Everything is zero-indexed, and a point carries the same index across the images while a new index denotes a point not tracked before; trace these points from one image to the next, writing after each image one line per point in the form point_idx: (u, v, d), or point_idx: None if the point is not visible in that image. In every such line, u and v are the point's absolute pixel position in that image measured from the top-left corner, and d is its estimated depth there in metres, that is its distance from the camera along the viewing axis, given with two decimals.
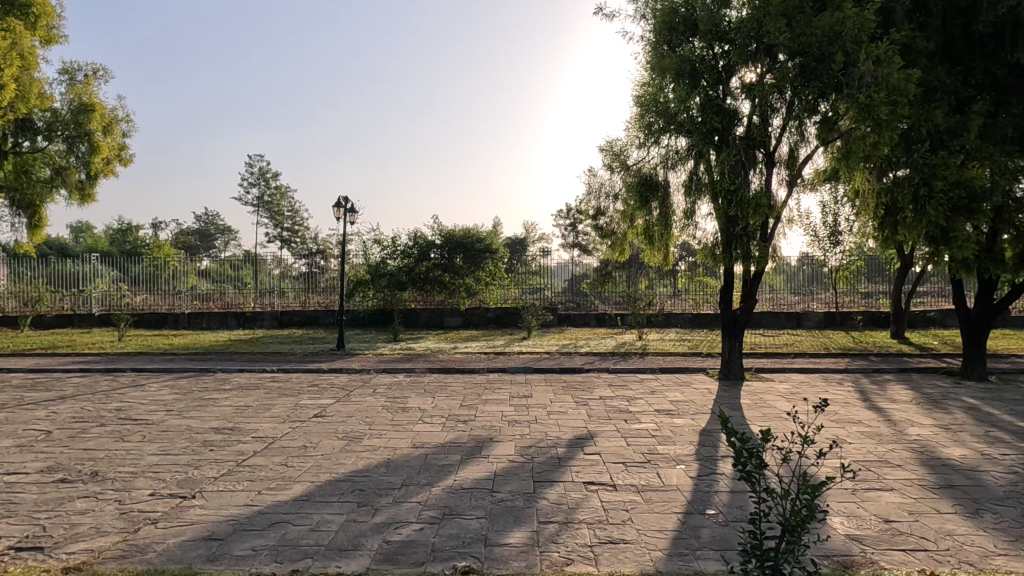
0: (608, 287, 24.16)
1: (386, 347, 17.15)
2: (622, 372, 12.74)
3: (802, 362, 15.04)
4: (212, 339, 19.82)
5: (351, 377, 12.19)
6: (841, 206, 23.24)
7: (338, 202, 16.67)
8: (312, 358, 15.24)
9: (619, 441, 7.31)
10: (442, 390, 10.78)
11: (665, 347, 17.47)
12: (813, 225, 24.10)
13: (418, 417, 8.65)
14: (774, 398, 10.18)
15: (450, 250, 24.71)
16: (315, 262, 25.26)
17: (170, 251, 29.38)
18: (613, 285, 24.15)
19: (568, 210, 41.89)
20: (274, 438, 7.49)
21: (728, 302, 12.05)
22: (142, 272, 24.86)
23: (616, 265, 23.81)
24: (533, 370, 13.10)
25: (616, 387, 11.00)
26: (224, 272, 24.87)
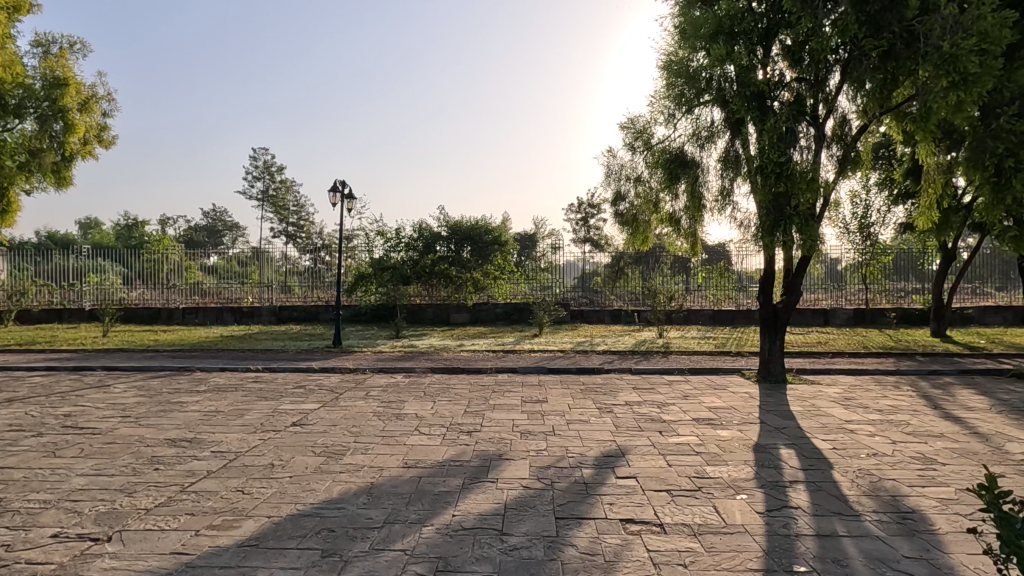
0: (621, 285, 22.81)
1: (382, 346, 15.71)
2: (646, 374, 11.41)
3: (844, 362, 13.61)
4: (205, 336, 18.57)
5: (344, 377, 10.89)
6: (873, 195, 21.74)
7: (334, 185, 15.37)
8: (305, 356, 13.99)
9: (656, 460, 5.97)
10: (444, 393, 9.47)
11: (688, 345, 16.08)
12: (842, 217, 22.59)
13: (415, 426, 7.33)
14: (829, 405, 8.78)
15: (457, 241, 23.53)
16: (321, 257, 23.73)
17: (170, 241, 27.91)
18: (627, 280, 22.76)
19: (580, 204, 40.50)
20: (237, 454, 6.18)
21: (768, 295, 10.72)
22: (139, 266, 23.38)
23: (629, 259, 22.48)
24: (546, 370, 11.79)
25: (643, 391, 9.66)
26: (229, 269, 23.46)
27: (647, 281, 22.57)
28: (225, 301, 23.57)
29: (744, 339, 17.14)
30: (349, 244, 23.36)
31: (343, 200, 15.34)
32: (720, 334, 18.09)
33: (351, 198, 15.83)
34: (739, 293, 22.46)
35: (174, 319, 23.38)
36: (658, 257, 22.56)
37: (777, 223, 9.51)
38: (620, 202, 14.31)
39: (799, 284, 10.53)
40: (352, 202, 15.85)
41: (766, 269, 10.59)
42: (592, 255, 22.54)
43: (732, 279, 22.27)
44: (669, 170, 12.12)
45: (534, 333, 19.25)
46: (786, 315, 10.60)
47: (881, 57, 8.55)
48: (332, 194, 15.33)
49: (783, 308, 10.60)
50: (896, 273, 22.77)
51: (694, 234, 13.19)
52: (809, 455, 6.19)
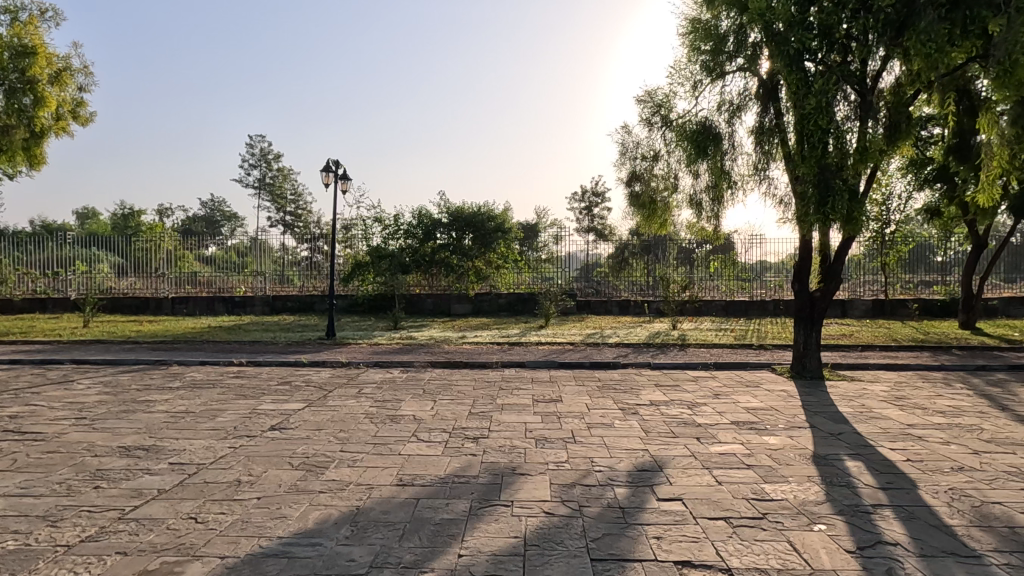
0: (624, 275, 21.77)
1: (378, 338, 14.64)
2: (667, 369, 10.40)
3: (877, 356, 12.56)
4: (194, 326, 17.55)
5: (335, 372, 9.89)
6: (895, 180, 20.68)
7: (327, 164, 14.35)
8: (295, 349, 12.96)
9: (702, 478, 4.94)
10: (445, 391, 8.45)
11: (705, 337, 15.12)
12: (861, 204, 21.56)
13: (411, 432, 6.31)
14: (881, 405, 7.75)
15: (458, 229, 22.36)
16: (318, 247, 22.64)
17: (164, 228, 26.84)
18: (633, 270, 21.71)
19: (585, 192, 39.41)
20: (201, 467, 5.17)
21: (803, 282, 9.68)
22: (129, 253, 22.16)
23: (635, 249, 21.50)
24: (557, 365, 10.78)
25: (668, 389, 8.63)
26: (226, 260, 22.39)
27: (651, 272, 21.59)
28: (216, 290, 22.53)
29: (763, 332, 16.15)
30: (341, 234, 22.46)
31: (336, 180, 14.33)
32: (737, 327, 17.09)
33: (345, 179, 14.81)
34: (753, 283, 21.38)
35: (164, 309, 22.37)
36: (664, 248, 21.32)
37: (825, 198, 8.14)
38: (637, 182, 13.10)
39: (839, 270, 9.50)
40: (346, 183, 14.83)
41: (803, 254, 9.55)
42: (595, 246, 21.47)
43: (744, 267, 21.19)
44: (694, 144, 11.02)
45: (540, 324, 18.23)
46: (824, 305, 9.58)
47: (947, 9, 7.53)
48: (324, 174, 14.31)
49: (822, 297, 9.57)
50: (914, 263, 21.73)
51: (718, 216, 12.12)
52: (883, 469, 5.17)
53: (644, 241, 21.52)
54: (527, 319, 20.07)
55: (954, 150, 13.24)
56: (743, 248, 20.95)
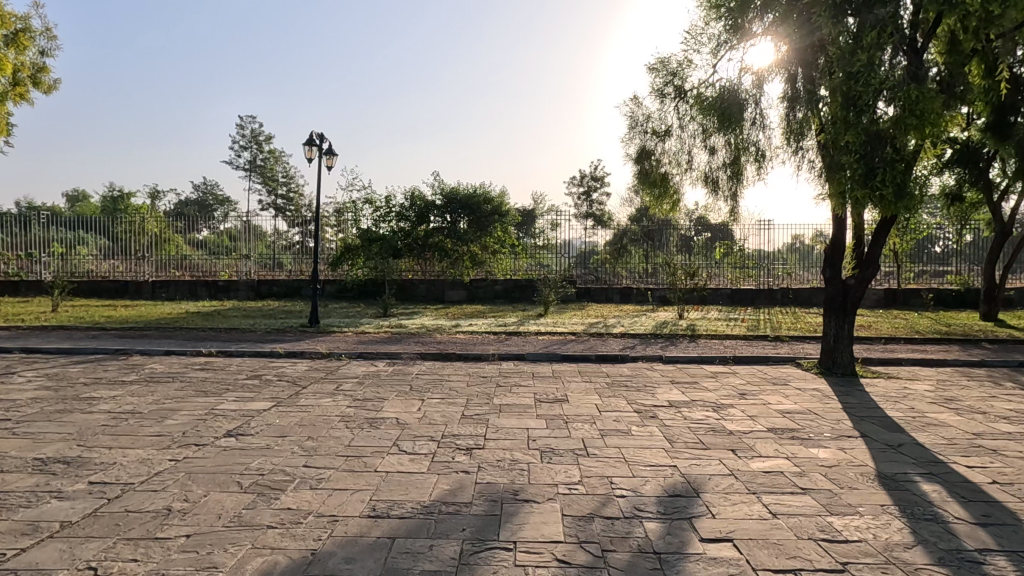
0: (623, 263, 20.82)
1: (364, 326, 13.58)
2: (681, 363, 9.42)
3: (904, 350, 11.60)
4: (172, 311, 16.49)
5: (313, 365, 8.88)
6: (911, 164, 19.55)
7: (309, 137, 13.24)
8: (274, 337, 11.93)
9: (752, 508, 3.94)
10: (435, 388, 7.46)
11: (716, 327, 14.19)
12: None
13: (392, 441, 5.30)
14: (932, 408, 6.78)
15: (452, 212, 21.27)
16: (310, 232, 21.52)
17: (149, 208, 25.75)
18: (630, 258, 20.77)
19: (583, 177, 38.30)
20: (127, 488, 4.14)
21: (835, 268, 8.69)
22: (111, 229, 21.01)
23: (632, 236, 20.36)
24: (560, 357, 9.79)
25: (687, 388, 7.64)
26: (218, 245, 21.26)
27: (647, 260, 20.67)
28: (199, 274, 21.42)
29: (780, 323, 15.13)
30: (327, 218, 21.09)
31: (319, 154, 13.25)
32: (747, 317, 16.13)
33: (330, 154, 13.74)
34: (760, 271, 20.41)
35: (144, 293, 21.27)
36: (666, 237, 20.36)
37: (874, 171, 6.83)
38: (646, 159, 12.03)
39: (877, 256, 8.46)
40: (332, 158, 13.74)
41: (837, 236, 8.53)
42: (593, 232, 20.24)
43: (751, 254, 20.21)
44: (717, 111, 10.00)
45: (539, 312, 17.17)
46: (859, 294, 8.60)
47: None
48: (307, 147, 13.22)
49: (856, 285, 8.57)
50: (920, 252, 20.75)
51: (736, 194, 11.06)
52: (971, 495, 4.18)
53: (644, 228, 20.40)
54: (524, 307, 19.03)
55: (991, 128, 12.01)
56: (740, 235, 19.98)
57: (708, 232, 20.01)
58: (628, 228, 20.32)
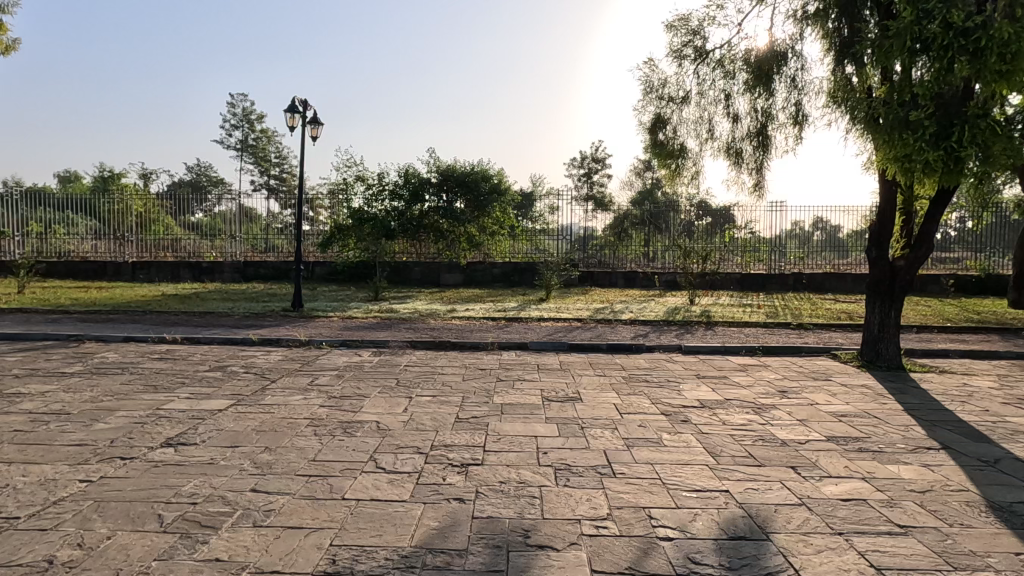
0: (623, 248, 19.74)
1: (351, 310, 12.54)
2: (704, 354, 8.40)
3: (941, 339, 10.59)
4: (149, 294, 15.46)
5: (289, 355, 7.84)
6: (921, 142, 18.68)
7: (291, 103, 12.11)
8: (251, 323, 10.87)
9: (845, 558, 2.92)
10: (426, 383, 6.42)
11: (732, 313, 13.19)
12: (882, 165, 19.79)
13: (368, 453, 4.26)
14: (1008, 410, 5.77)
15: (448, 190, 20.06)
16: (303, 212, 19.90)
17: (134, 186, 24.67)
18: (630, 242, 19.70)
19: (583, 158, 37.13)
20: (5, 526, 3.09)
21: (882, 248, 7.66)
22: (85, 206, 19.78)
23: (633, 219, 19.34)
24: (566, 346, 8.77)
25: (718, 385, 6.62)
26: (202, 225, 20.05)
27: (649, 245, 19.58)
28: (182, 255, 20.29)
29: (800, 310, 14.07)
30: (313, 196, 19.81)
31: (302, 122, 12.13)
32: (761, 303, 15.14)
33: (315, 124, 12.61)
34: (771, 255, 19.37)
35: (124, 275, 20.18)
36: (670, 220, 19.12)
37: (950, 131, 5.71)
38: (661, 129, 11.01)
39: (933, 234, 7.41)
40: (316, 128, 12.62)
41: (884, 210, 7.51)
42: (593, 215, 19.14)
43: (762, 238, 19.15)
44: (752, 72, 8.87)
45: (540, 297, 16.13)
46: (909, 277, 7.56)
47: None
48: (289, 115, 12.08)
49: (906, 267, 7.54)
50: None
51: (762, 167, 10.02)
52: None
53: (646, 211, 19.28)
54: (524, 291, 17.97)
55: None
56: (740, 220, 18.86)
57: (710, 217, 18.90)
58: (628, 212, 19.24)
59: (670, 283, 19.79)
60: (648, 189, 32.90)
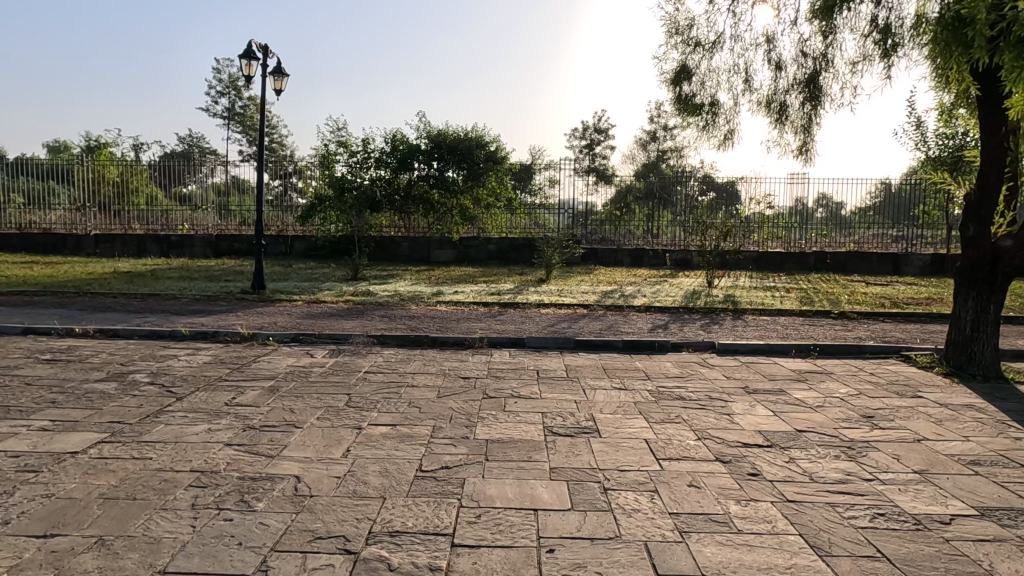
0: (624, 223, 17.98)
1: (321, 293, 10.81)
2: (743, 356, 6.73)
3: (1015, 335, 8.91)
4: (101, 271, 13.75)
5: (221, 356, 6.15)
6: None
7: (248, 47, 10.24)
8: (198, 309, 9.17)
9: None
10: (386, 403, 4.74)
11: (759, 299, 11.50)
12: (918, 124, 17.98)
13: (259, 557, 2.58)
14: None
15: (440, 158, 18.17)
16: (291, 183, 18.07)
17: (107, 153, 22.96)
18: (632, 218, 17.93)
19: (585, 129, 35.09)
20: None
21: (982, 223, 5.94)
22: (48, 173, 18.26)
23: (636, 193, 17.56)
24: (572, 343, 7.09)
25: (777, 405, 4.96)
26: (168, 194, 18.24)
27: (653, 220, 17.83)
28: (151, 228, 18.51)
29: (834, 295, 12.39)
30: (300, 166, 17.88)
31: (262, 71, 10.29)
32: (788, 286, 13.47)
33: (278, 74, 10.83)
34: (791, 232, 17.70)
35: (85, 248, 18.43)
36: (677, 192, 17.54)
37: None
38: (686, 81, 9.34)
39: None
40: (280, 79, 10.84)
41: (991, 173, 5.77)
42: (594, 188, 17.39)
43: (782, 214, 17.43)
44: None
45: (540, 278, 14.40)
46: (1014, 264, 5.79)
47: None
48: (246, 62, 10.25)
49: (1011, 250, 5.76)
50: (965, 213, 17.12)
51: (811, 126, 8.31)
52: None
53: (649, 184, 17.50)
54: (522, 270, 16.24)
55: None
56: (744, 199, 16.78)
57: (714, 192, 17.13)
58: (632, 185, 17.48)
59: (681, 262, 18.06)
60: (653, 163, 31.01)
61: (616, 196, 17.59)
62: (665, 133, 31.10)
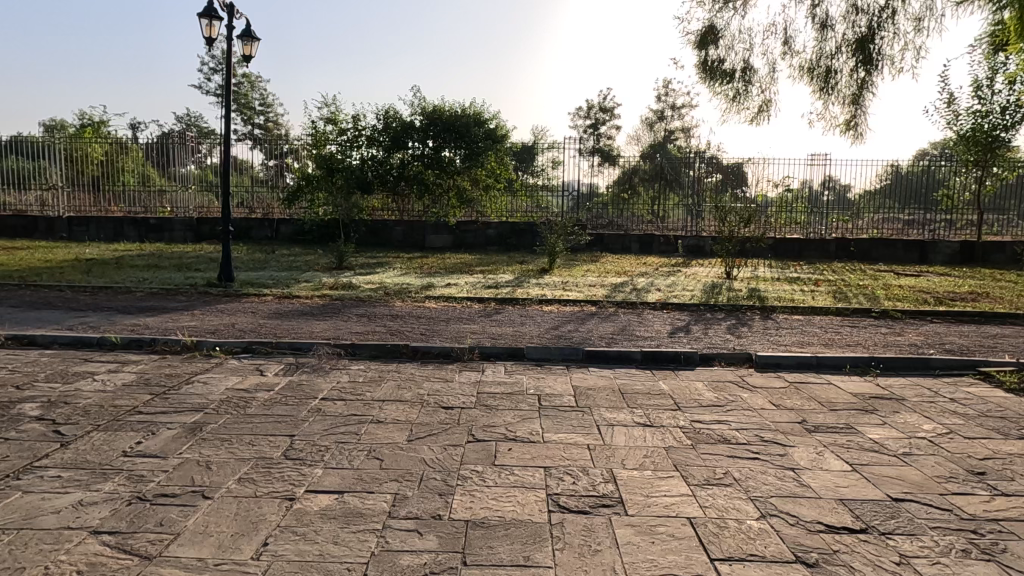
0: (628, 206, 16.72)
1: (295, 286, 9.59)
2: (789, 374, 5.54)
3: None
4: (63, 257, 12.56)
5: (149, 375, 4.98)
6: (996, 64, 15.73)
7: (210, 4, 8.97)
8: (150, 306, 7.98)
9: None
10: (337, 452, 3.57)
11: (787, 294, 10.29)
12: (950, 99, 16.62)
13: None
14: None
15: (435, 136, 16.89)
16: (279, 163, 16.63)
17: (91, 130, 21.67)
18: (635, 200, 16.67)
19: (589, 108, 33.66)
20: None
21: None
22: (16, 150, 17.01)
23: (643, 173, 16.31)
24: (581, 355, 5.90)
25: (853, 456, 3.78)
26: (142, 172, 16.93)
27: (659, 203, 16.62)
28: (128, 209, 17.25)
29: (866, 289, 11.19)
30: (294, 146, 16.49)
31: (226, 32, 9.03)
32: (814, 278, 12.29)
33: (248, 38, 9.55)
34: (810, 217, 16.49)
35: (59, 231, 17.23)
36: (686, 175, 16.28)
37: None
38: (713, 44, 8.20)
39: None
40: (250, 44, 9.58)
41: None
42: (598, 169, 16.11)
43: (801, 197, 16.24)
44: None
45: (541, 267, 13.22)
46: None
47: None
48: (207, 23, 8.99)
49: None
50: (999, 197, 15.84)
51: (862, 92, 7.06)
52: None
53: (656, 164, 16.25)
54: (522, 258, 15.08)
55: None
56: (752, 181, 15.78)
57: (720, 173, 16.02)
58: (639, 165, 16.21)
59: (693, 249, 16.78)
60: (660, 143, 29.68)
61: (620, 176, 16.25)
62: (674, 112, 29.71)
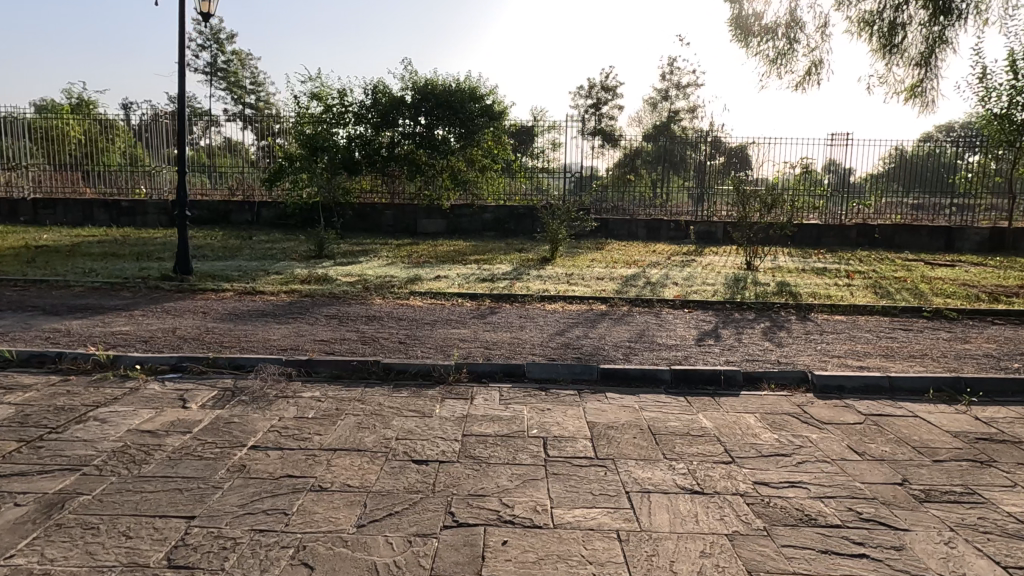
0: (631, 189, 15.49)
1: (262, 280, 8.38)
2: (860, 402, 4.37)
3: None
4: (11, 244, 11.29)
5: (32, 408, 3.79)
6: None
7: None
8: (84, 305, 6.77)
9: None
10: (247, 557, 2.38)
11: (819, 289, 9.12)
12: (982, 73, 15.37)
13: None
14: None
15: (428, 113, 15.59)
16: (259, 142, 15.42)
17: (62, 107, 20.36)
18: (635, 185, 15.43)
19: (589, 87, 32.25)
20: None
21: None
22: None
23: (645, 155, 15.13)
24: (595, 374, 4.71)
25: (1001, 550, 2.60)
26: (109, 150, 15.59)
27: (661, 186, 15.38)
28: (98, 191, 15.95)
29: (903, 283, 9.99)
30: (285, 124, 15.24)
31: None
32: (844, 270, 11.09)
33: None
34: (829, 202, 15.32)
35: (23, 214, 15.91)
36: (696, 156, 15.12)
37: None
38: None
39: None
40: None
41: None
42: (599, 150, 14.84)
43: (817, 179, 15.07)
44: None
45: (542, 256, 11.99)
46: None
47: None
48: None
49: None
50: None
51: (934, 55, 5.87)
52: None
53: (661, 146, 15.04)
54: (521, 245, 13.89)
55: None
56: (756, 164, 14.51)
57: (724, 156, 14.99)
58: (642, 147, 15.06)
59: (705, 236, 15.54)
60: (664, 124, 28.29)
61: (623, 159, 15.05)
62: (678, 91, 28.32)
